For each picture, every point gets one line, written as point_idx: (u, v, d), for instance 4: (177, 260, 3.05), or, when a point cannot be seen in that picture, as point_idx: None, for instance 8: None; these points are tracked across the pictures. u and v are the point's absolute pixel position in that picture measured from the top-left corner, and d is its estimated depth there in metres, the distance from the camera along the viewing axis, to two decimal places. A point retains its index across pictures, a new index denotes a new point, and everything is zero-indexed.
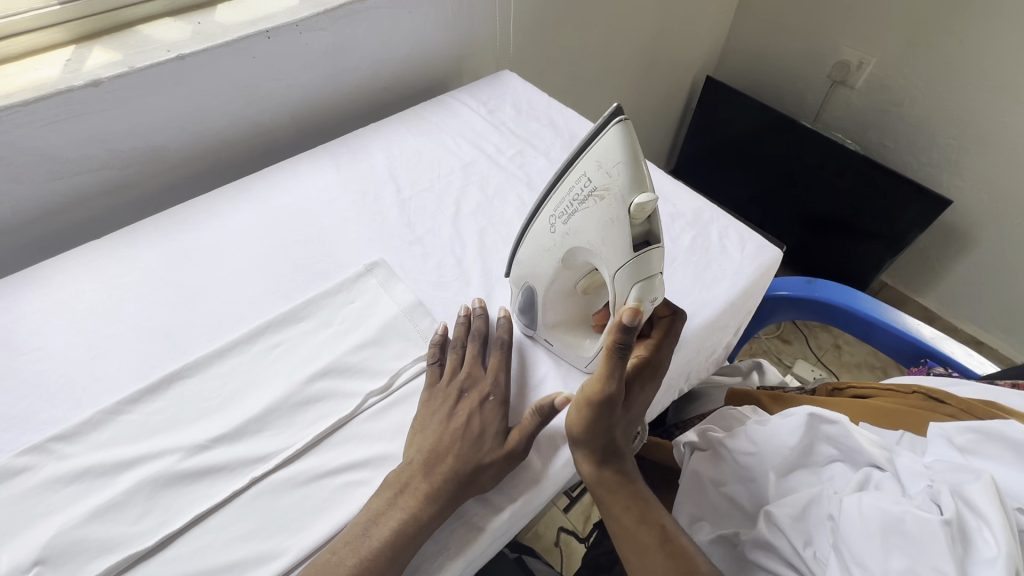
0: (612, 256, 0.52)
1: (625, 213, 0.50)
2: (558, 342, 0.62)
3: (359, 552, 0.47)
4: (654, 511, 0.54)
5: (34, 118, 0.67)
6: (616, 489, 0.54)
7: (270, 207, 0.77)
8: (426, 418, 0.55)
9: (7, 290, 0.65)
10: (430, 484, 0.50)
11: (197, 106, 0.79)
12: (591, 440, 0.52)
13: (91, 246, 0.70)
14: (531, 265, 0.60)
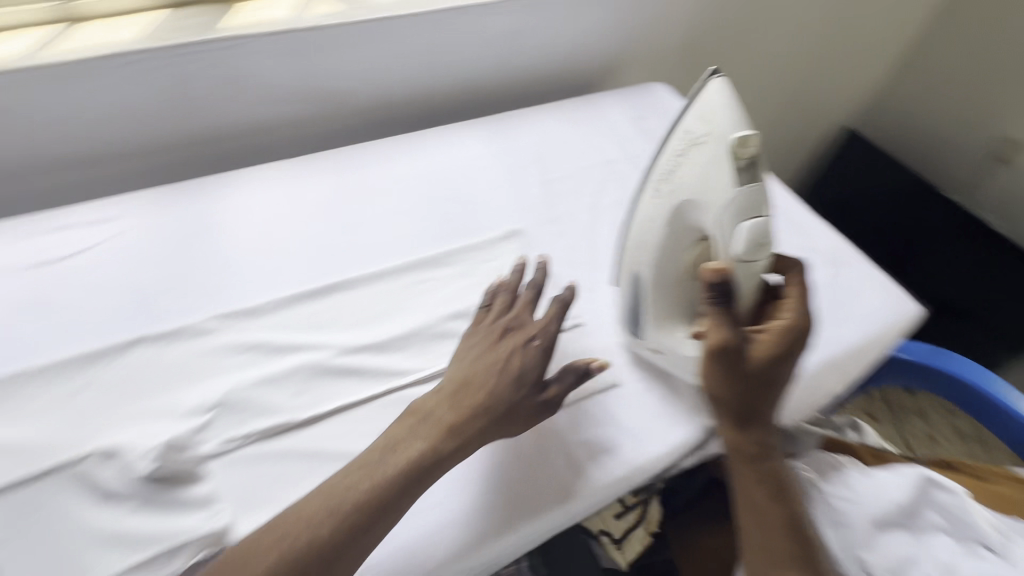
0: (720, 195, 0.56)
1: (721, 155, 0.56)
2: (668, 336, 0.61)
3: (371, 478, 0.47)
4: (785, 492, 0.56)
5: (264, 48, 0.78)
6: (757, 462, 0.56)
7: (428, 162, 0.84)
8: (466, 354, 0.56)
9: (212, 186, 0.77)
10: (457, 417, 0.51)
11: (386, 62, 0.88)
12: (729, 401, 0.55)
13: (280, 165, 0.81)
14: (633, 252, 0.61)
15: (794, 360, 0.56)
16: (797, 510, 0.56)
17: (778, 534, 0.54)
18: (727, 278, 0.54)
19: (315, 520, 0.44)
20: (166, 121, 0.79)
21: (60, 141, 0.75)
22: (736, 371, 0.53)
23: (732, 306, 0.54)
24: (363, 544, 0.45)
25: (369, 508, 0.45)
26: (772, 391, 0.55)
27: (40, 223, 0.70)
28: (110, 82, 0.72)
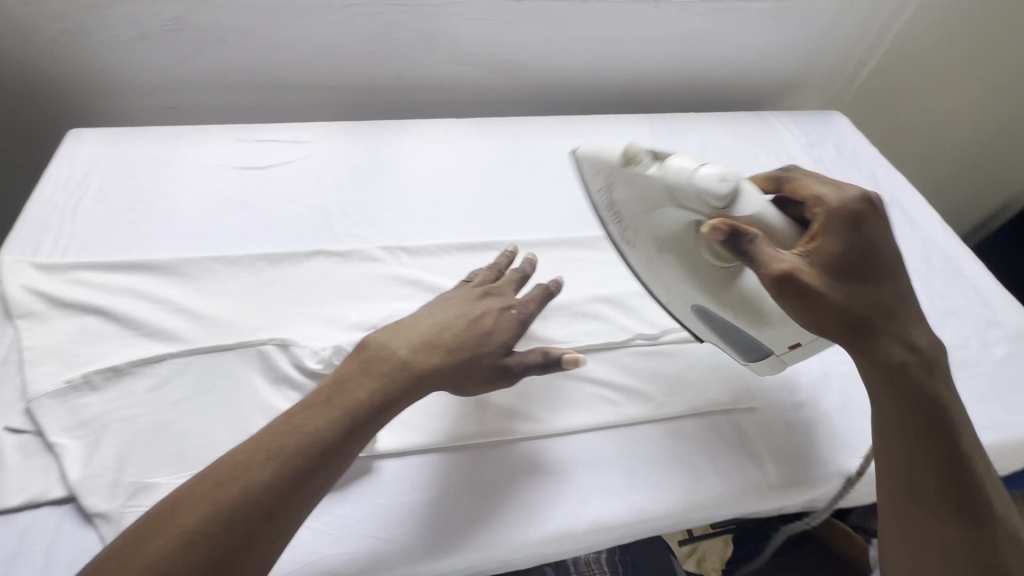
0: (661, 200, 0.50)
1: (615, 168, 0.51)
2: (778, 333, 0.52)
3: (318, 422, 0.43)
4: (941, 417, 0.46)
5: (468, 12, 0.83)
6: (902, 387, 0.46)
7: (591, 148, 0.86)
8: (433, 306, 0.54)
9: (396, 132, 0.83)
10: (409, 353, 0.48)
11: (571, 45, 0.90)
12: (840, 328, 0.45)
13: (455, 124, 0.86)
14: (675, 291, 0.56)
15: (874, 241, 0.47)
16: (956, 433, 0.46)
17: (932, 470, 0.46)
18: (734, 226, 0.45)
19: (231, 486, 0.38)
20: (365, 64, 0.86)
21: (278, 65, 0.84)
22: (820, 295, 0.44)
23: (757, 240, 0.44)
24: (296, 501, 0.40)
25: (302, 461, 0.41)
26: (877, 289, 0.46)
27: (250, 134, 0.79)
28: (331, 19, 0.80)
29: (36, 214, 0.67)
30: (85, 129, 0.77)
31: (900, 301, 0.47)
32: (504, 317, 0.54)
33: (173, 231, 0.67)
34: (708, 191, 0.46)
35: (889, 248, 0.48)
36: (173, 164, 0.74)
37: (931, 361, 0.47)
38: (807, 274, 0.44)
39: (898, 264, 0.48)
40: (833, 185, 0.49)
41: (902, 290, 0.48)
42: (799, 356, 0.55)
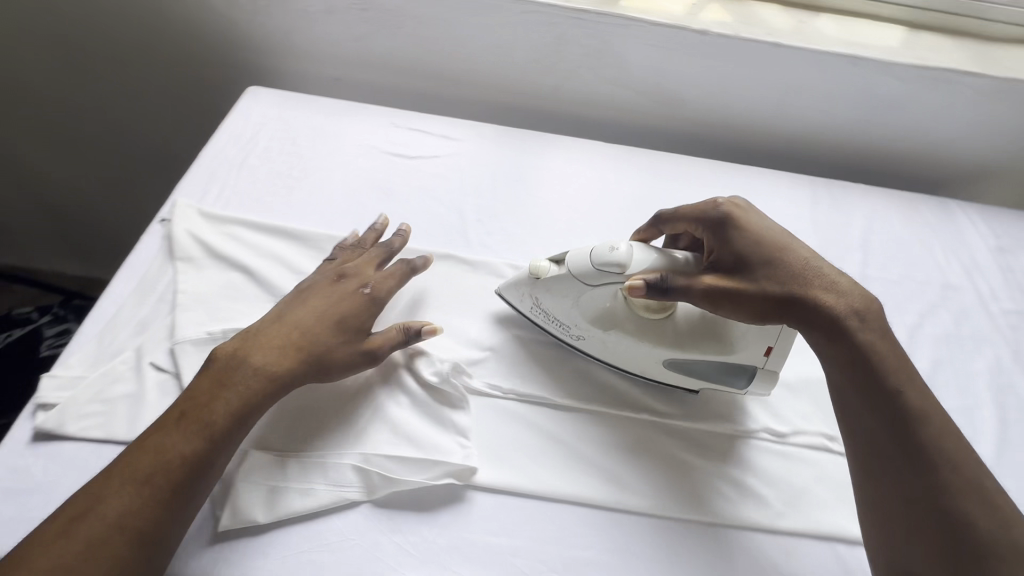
0: (574, 291, 0.56)
1: (533, 280, 0.58)
2: (749, 350, 0.55)
3: (179, 439, 0.45)
4: (881, 365, 0.48)
5: (645, 37, 0.78)
6: (840, 339, 0.50)
7: (743, 203, 0.80)
8: (304, 296, 0.55)
9: (545, 148, 0.82)
10: (264, 362, 0.50)
11: (745, 88, 0.83)
12: (770, 307, 0.51)
13: (604, 151, 0.83)
14: (635, 357, 0.57)
15: (752, 230, 0.55)
16: (898, 376, 0.48)
17: (874, 415, 0.48)
18: (647, 279, 0.51)
19: (97, 519, 0.41)
20: (527, 71, 0.85)
21: (444, 58, 0.84)
22: (743, 291, 0.51)
23: (671, 276, 0.51)
24: (169, 514, 0.43)
25: (171, 472, 0.43)
26: (781, 260, 0.52)
27: (405, 121, 0.81)
28: (506, 21, 0.79)
29: (210, 162, 0.72)
30: (262, 89, 0.82)
31: (804, 264, 0.52)
32: (368, 298, 0.56)
33: (320, 205, 0.70)
34: (609, 264, 0.53)
35: (763, 227, 0.55)
36: (332, 139, 0.77)
37: (862, 313, 0.51)
38: (716, 280, 0.52)
39: (782, 235, 0.55)
40: (703, 207, 0.58)
41: (800, 257, 0.53)
42: (782, 359, 0.55)
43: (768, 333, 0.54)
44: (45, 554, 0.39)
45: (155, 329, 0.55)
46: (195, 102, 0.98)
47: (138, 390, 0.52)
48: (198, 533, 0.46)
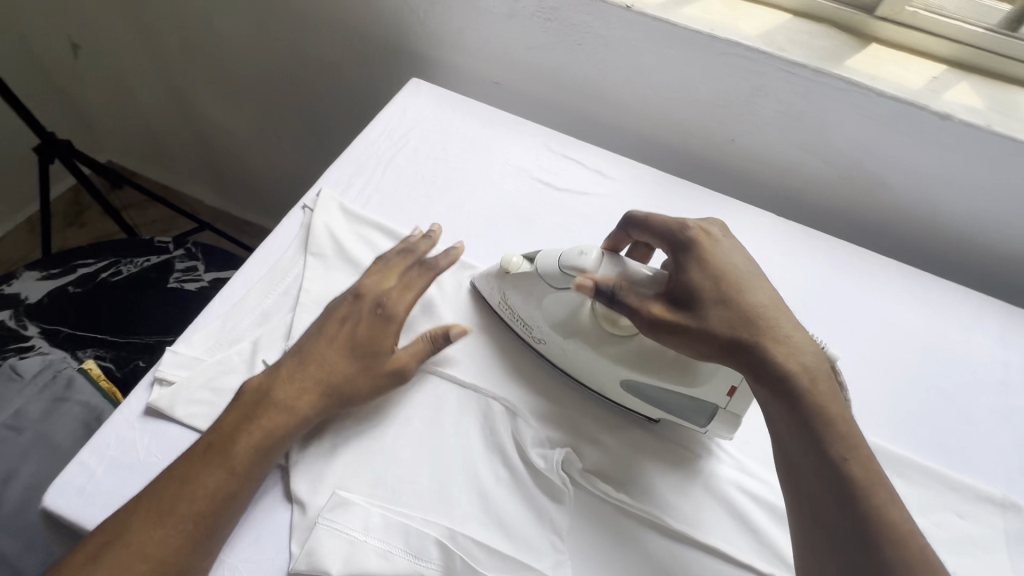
0: (538, 289, 0.53)
1: (502, 274, 0.55)
2: (712, 387, 0.48)
3: (207, 472, 0.44)
4: (826, 424, 0.42)
5: (862, 107, 0.66)
6: (788, 396, 0.43)
7: (937, 329, 0.65)
8: (328, 320, 0.53)
9: (705, 208, 0.72)
10: (294, 397, 0.48)
11: (974, 189, 0.67)
12: (716, 347, 0.46)
13: (773, 225, 0.72)
14: (597, 373, 0.52)
15: (715, 263, 0.49)
16: (848, 439, 0.41)
17: (818, 476, 0.41)
18: (597, 280, 0.49)
19: (128, 549, 0.40)
20: (705, 116, 0.75)
21: (616, 85, 0.77)
22: (690, 327, 0.46)
23: (624, 289, 0.48)
24: (196, 550, 0.41)
25: (196, 505, 0.42)
26: (739, 301, 0.47)
27: (560, 147, 0.74)
28: (699, 59, 0.70)
29: (360, 153, 0.70)
30: (423, 83, 0.79)
31: (761, 310, 0.46)
32: (389, 319, 0.53)
33: (454, 223, 0.66)
34: (575, 268, 0.50)
35: (729, 263, 0.49)
36: (482, 152, 0.72)
37: (814, 370, 0.44)
38: (661, 310, 0.47)
39: (749, 276, 0.48)
40: (672, 226, 0.53)
41: (755, 299, 0.47)
42: (746, 404, 0.48)
43: (720, 373, 0.47)
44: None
45: (275, 327, 0.54)
46: (352, 77, 0.98)
47: None
48: (269, 569, 0.43)
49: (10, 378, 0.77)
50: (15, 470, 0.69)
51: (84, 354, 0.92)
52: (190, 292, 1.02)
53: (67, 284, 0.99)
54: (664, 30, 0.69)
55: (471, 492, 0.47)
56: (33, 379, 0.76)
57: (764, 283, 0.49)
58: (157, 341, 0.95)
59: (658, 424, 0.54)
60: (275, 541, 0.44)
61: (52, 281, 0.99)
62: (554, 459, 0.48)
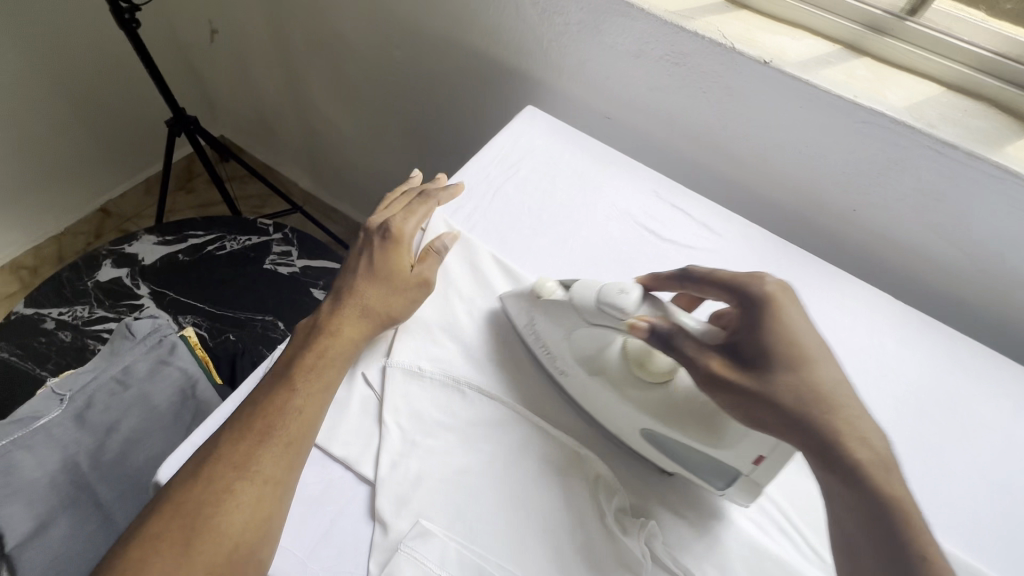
0: (570, 318, 0.53)
1: (534, 297, 0.56)
2: (737, 452, 0.46)
3: (270, 391, 0.50)
4: (906, 527, 0.40)
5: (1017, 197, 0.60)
6: (861, 490, 0.41)
7: None
8: (348, 266, 0.60)
9: (815, 279, 0.68)
10: (332, 319, 0.55)
11: None
12: (777, 419, 0.44)
13: (888, 309, 0.67)
14: (617, 417, 0.52)
15: (789, 330, 0.46)
16: (925, 538, 0.39)
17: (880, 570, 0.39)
18: (653, 323, 0.48)
19: (221, 463, 0.45)
20: (827, 182, 0.71)
21: (735, 138, 0.74)
22: (753, 389, 0.45)
23: (681, 336, 0.47)
24: (276, 457, 0.46)
25: (270, 418, 0.48)
26: (810, 377, 0.45)
27: (668, 194, 0.73)
28: (833, 123, 0.66)
29: (472, 176, 0.72)
30: (538, 112, 0.81)
31: (829, 389, 0.45)
32: (398, 239, 0.60)
33: (556, 259, 0.66)
34: (618, 309, 0.48)
35: (805, 332, 0.46)
36: (590, 191, 0.72)
37: (886, 462, 0.42)
38: (723, 367, 0.46)
39: (823, 351, 0.46)
40: (744, 278, 0.49)
41: (824, 377, 0.45)
42: (772, 475, 0.46)
43: (761, 443, 0.45)
44: (185, 498, 0.44)
45: (376, 342, 0.57)
46: (463, 92, 1.00)
47: (344, 398, 0.53)
48: None
49: (125, 335, 0.80)
50: (117, 422, 0.75)
51: (185, 320, 1.00)
52: (282, 275, 1.07)
53: (178, 252, 1.08)
54: (800, 90, 0.66)
55: (546, 544, 0.47)
56: (142, 340, 0.79)
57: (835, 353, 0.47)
58: (248, 319, 1.00)
59: (687, 487, 0.51)
60: (353, 558, 0.46)
61: (165, 247, 1.08)
62: (634, 530, 0.47)
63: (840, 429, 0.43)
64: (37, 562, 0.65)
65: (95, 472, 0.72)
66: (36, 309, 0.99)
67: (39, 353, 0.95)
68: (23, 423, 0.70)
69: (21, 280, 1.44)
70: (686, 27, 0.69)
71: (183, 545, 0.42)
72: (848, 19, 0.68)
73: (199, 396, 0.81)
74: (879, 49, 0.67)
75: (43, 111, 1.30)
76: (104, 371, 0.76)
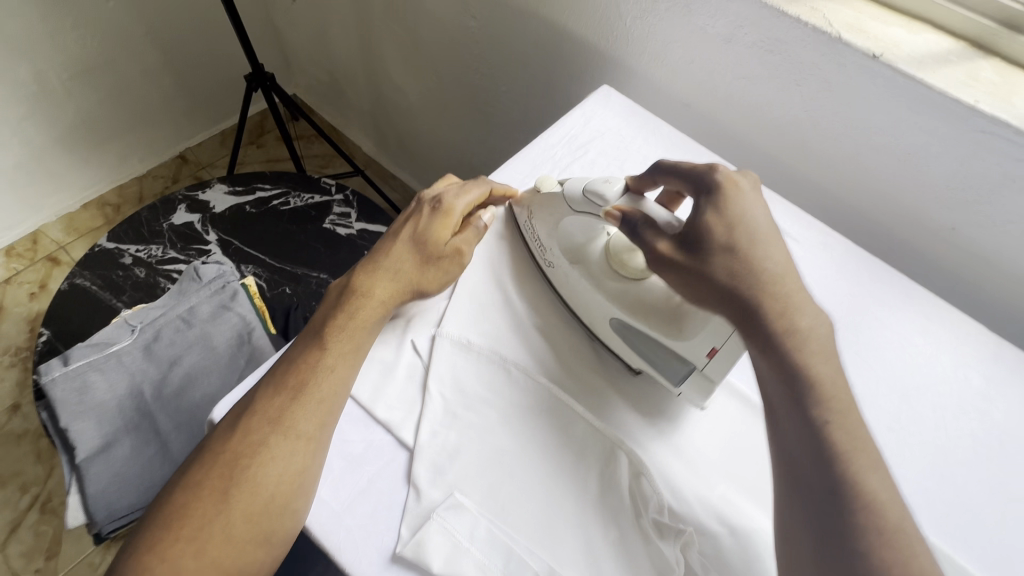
0: (560, 210, 0.56)
1: (535, 193, 0.59)
2: (693, 343, 0.49)
3: (303, 351, 0.51)
4: (813, 391, 0.41)
5: None
6: (776, 357, 0.42)
7: None
8: (392, 229, 0.59)
9: (896, 299, 0.63)
10: (361, 283, 0.54)
11: None
12: (713, 296, 0.45)
13: (982, 340, 0.61)
14: (590, 307, 0.55)
15: (734, 211, 0.46)
16: (828, 397, 0.41)
17: (788, 430, 0.41)
18: (624, 212, 0.50)
19: (257, 417, 0.47)
20: (926, 193, 0.65)
21: (827, 136, 0.69)
22: (690, 268, 0.46)
23: (645, 224, 0.49)
24: (310, 415, 0.47)
25: (301, 376, 0.49)
26: (748, 255, 0.45)
27: None
28: (943, 130, 0.60)
29: (539, 154, 0.70)
30: (613, 93, 0.78)
31: (767, 266, 0.45)
32: (448, 211, 0.57)
33: None
34: (600, 198, 0.52)
35: (747, 211, 0.46)
36: None
37: (805, 336, 0.42)
38: (671, 249, 0.47)
39: (762, 234, 0.45)
40: (700, 168, 0.49)
41: (761, 255, 0.45)
42: (724, 369, 0.49)
43: (717, 333, 0.48)
44: (225, 448, 0.46)
45: (427, 312, 0.57)
46: (536, 65, 0.97)
47: (391, 362, 0.54)
48: (379, 543, 0.46)
49: (192, 277, 0.83)
50: (179, 356, 0.78)
51: (247, 269, 1.05)
52: (340, 236, 1.08)
53: (246, 204, 1.12)
54: (911, 90, 0.59)
55: (576, 536, 0.46)
56: (207, 283, 0.82)
57: (778, 240, 0.46)
58: (304, 274, 1.04)
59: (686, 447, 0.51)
60: (386, 520, 0.47)
61: (234, 197, 1.12)
62: (669, 538, 0.46)
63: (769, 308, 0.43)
64: (101, 474, 0.72)
65: (157, 402, 0.77)
66: (116, 244, 1.06)
67: (116, 286, 1.02)
68: (99, 347, 0.77)
69: (105, 217, 1.54)
70: (788, 11, 0.63)
71: (221, 494, 0.44)
72: (981, 13, 0.60)
73: (252, 342, 0.80)
74: (1012, 49, 0.60)
75: (134, 57, 1.37)
76: (172, 308, 0.80)
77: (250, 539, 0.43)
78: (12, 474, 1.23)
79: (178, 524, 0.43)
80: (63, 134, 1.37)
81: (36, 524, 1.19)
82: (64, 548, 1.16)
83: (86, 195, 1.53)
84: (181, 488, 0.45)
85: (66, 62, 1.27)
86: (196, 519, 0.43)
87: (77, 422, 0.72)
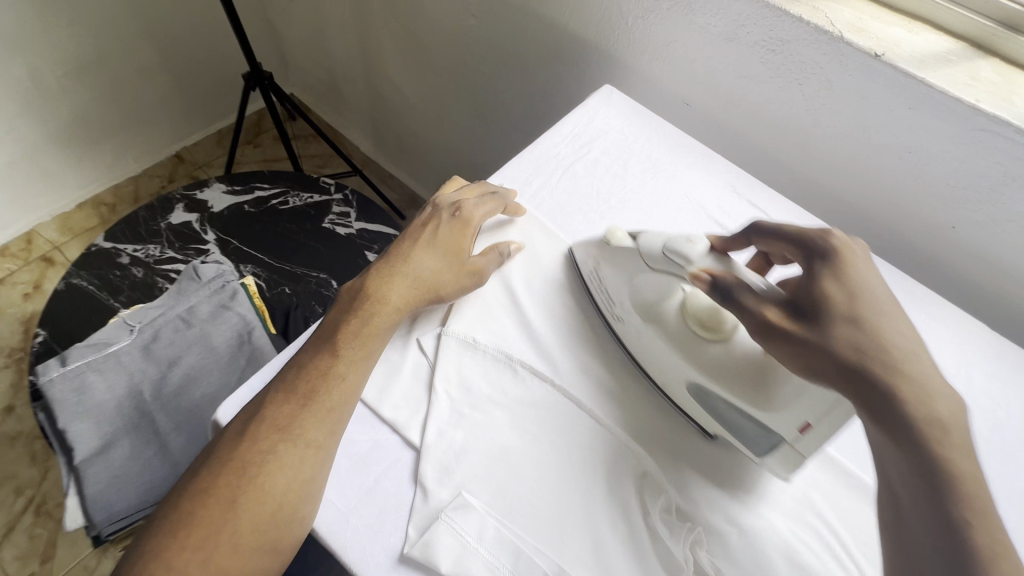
0: (638, 266, 0.55)
1: (605, 244, 0.57)
2: (783, 417, 0.45)
3: (317, 357, 0.50)
4: (949, 481, 0.37)
5: None
6: (907, 440, 0.39)
7: None
8: (407, 234, 0.59)
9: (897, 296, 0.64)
10: (379, 288, 0.54)
11: None
12: (830, 370, 0.42)
13: (982, 337, 0.62)
14: (664, 368, 0.52)
15: (855, 285, 0.44)
16: (967, 490, 0.37)
17: (917, 521, 0.37)
18: (714, 274, 0.48)
19: (266, 422, 0.46)
20: (926, 192, 0.65)
21: (827, 135, 0.69)
22: (807, 340, 0.43)
23: (742, 288, 0.47)
24: (321, 421, 0.47)
25: (310, 384, 0.48)
26: (874, 328, 0.42)
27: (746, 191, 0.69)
28: (944, 129, 0.60)
29: (543, 152, 0.70)
30: (615, 92, 0.78)
31: (896, 345, 0.42)
32: (467, 220, 0.59)
33: None
34: (683, 256, 0.50)
35: (869, 286, 0.45)
36: (663, 179, 0.70)
37: (945, 421, 0.39)
38: (780, 318, 0.45)
39: (890, 308, 0.44)
40: (810, 235, 0.48)
41: (888, 331, 0.42)
42: (818, 445, 0.45)
43: (813, 408, 0.44)
44: (233, 455, 0.45)
45: (432, 314, 0.57)
46: (537, 63, 0.96)
47: (396, 360, 0.54)
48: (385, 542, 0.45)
49: (192, 277, 0.83)
50: (179, 357, 0.78)
51: (245, 268, 1.04)
52: (340, 235, 1.08)
53: (244, 203, 1.11)
54: (912, 89, 0.60)
55: (585, 537, 0.46)
56: (206, 283, 0.81)
57: (902, 317, 0.44)
58: (304, 274, 1.03)
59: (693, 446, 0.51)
60: (392, 520, 0.46)
61: (232, 196, 1.12)
62: (678, 533, 0.46)
63: (901, 391, 0.40)
64: (101, 475, 0.71)
65: (157, 402, 0.76)
66: (114, 244, 1.05)
67: (113, 286, 1.01)
68: (96, 348, 0.76)
69: (100, 216, 1.53)
70: (790, 10, 0.63)
71: (230, 501, 0.43)
72: (981, 13, 0.61)
73: (252, 343, 0.80)
74: (1011, 49, 0.60)
75: (130, 55, 1.36)
76: (171, 309, 0.80)
77: (258, 546, 0.43)
78: (6, 476, 1.22)
79: (184, 533, 0.43)
80: (58, 133, 1.36)
81: (31, 527, 1.17)
82: (60, 551, 1.15)
83: (81, 194, 1.51)
84: (187, 493, 0.45)
85: (62, 59, 1.26)
86: (202, 527, 0.43)
87: (77, 423, 0.71)
